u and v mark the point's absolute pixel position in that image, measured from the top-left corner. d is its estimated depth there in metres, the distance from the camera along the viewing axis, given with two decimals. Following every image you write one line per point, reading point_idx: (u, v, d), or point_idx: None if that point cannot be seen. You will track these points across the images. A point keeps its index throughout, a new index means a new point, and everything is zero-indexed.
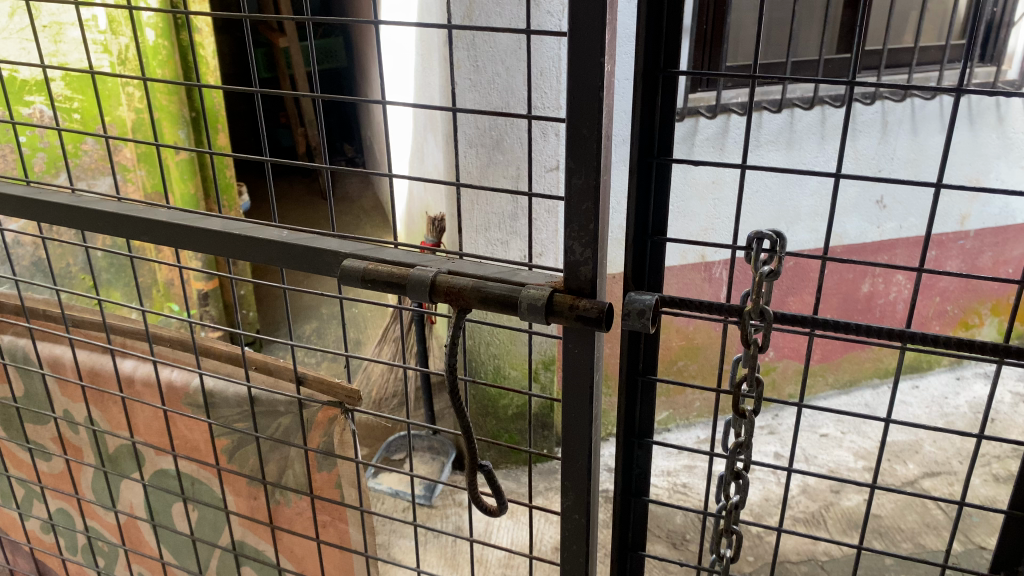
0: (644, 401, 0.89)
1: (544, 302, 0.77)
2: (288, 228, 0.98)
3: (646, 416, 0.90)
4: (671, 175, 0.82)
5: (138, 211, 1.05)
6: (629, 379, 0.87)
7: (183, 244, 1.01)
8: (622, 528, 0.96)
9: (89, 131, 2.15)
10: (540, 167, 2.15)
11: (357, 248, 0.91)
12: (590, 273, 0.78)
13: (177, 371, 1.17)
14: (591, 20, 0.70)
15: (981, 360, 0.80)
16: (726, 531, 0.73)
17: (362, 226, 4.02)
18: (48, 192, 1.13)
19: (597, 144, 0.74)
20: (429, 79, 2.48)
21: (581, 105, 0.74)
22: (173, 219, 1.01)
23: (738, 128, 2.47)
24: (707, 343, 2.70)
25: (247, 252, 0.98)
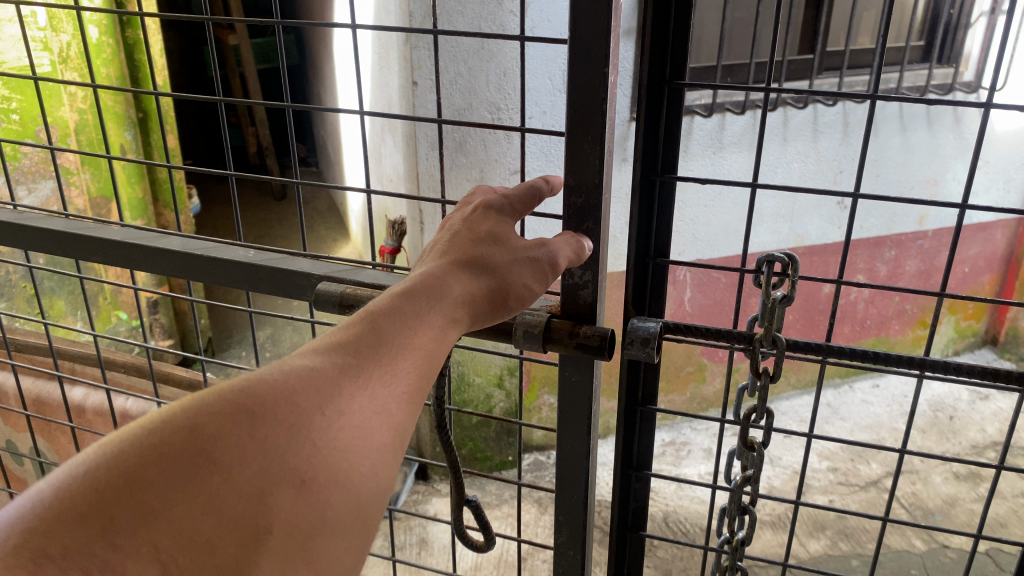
0: (644, 431, 0.85)
1: (542, 329, 0.78)
2: (254, 248, 0.94)
3: (644, 449, 0.86)
4: (674, 193, 0.79)
5: (88, 229, 1.00)
6: (628, 410, 0.83)
7: (139, 263, 0.96)
8: (617, 563, 0.92)
9: (28, 133, 2.07)
10: (504, 169, 2.17)
11: (332, 270, 0.88)
12: (589, 297, 0.79)
13: (131, 401, 1.40)
14: (593, 30, 0.70)
15: (1002, 389, 0.78)
16: (731, 568, 0.68)
17: (317, 229, 3.94)
18: None
19: (598, 162, 0.75)
20: (386, 78, 2.42)
21: (581, 118, 0.74)
22: (127, 238, 0.96)
23: (702, 130, 2.44)
24: (672, 346, 2.69)
25: (211, 274, 0.94)
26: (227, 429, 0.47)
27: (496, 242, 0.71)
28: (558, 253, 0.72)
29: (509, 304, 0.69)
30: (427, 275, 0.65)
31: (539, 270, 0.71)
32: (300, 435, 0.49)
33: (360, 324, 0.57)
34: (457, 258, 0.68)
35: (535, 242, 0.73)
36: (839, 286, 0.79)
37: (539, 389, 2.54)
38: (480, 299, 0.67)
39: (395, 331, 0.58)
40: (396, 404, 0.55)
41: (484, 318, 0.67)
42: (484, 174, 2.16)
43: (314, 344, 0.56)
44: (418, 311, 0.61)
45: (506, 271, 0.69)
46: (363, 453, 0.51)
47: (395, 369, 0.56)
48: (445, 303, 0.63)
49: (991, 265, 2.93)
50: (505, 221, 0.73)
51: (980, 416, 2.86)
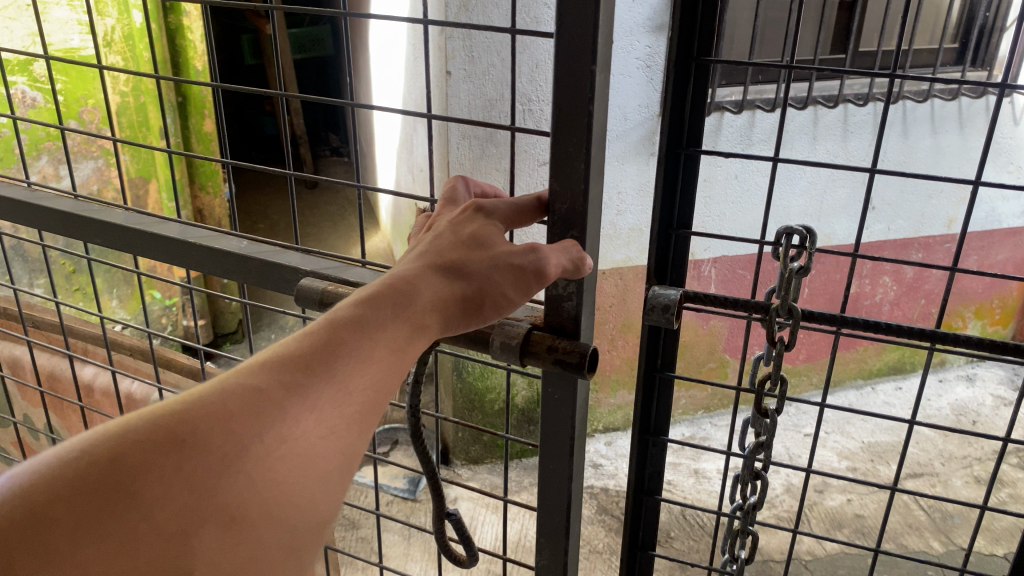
0: (661, 397, 0.89)
1: (519, 342, 0.83)
2: (248, 239, 1.04)
3: (662, 413, 0.89)
4: (698, 168, 0.82)
5: (96, 211, 1.11)
6: (647, 376, 0.87)
7: (140, 247, 1.07)
8: (632, 530, 0.96)
9: (72, 114, 2.18)
10: (534, 161, 2.23)
11: (318, 265, 0.97)
12: (573, 308, 0.84)
13: (138, 385, 1.48)
14: (581, 28, 0.74)
15: (1011, 361, 0.80)
16: (742, 532, 0.71)
17: (348, 217, 4.01)
18: (12, 188, 1.19)
19: (583, 164, 0.79)
20: (420, 70, 2.47)
21: (567, 117, 0.78)
22: (129, 223, 1.07)
23: (731, 127, 2.46)
24: (696, 341, 2.73)
25: (205, 261, 1.04)
26: (150, 463, 0.48)
27: (478, 247, 0.73)
28: (544, 265, 0.74)
29: (484, 312, 0.71)
30: (400, 277, 0.67)
31: (523, 280, 0.73)
32: (232, 466, 0.50)
33: (322, 330, 0.59)
34: (435, 261, 0.70)
35: (526, 247, 0.74)
36: (853, 262, 0.82)
37: None
38: (454, 307, 0.69)
39: (357, 340, 0.60)
40: (342, 428, 0.56)
41: (457, 323, 0.69)
42: (514, 164, 2.21)
43: (267, 354, 0.57)
44: (383, 320, 0.62)
45: (485, 279, 0.71)
46: (301, 483, 0.53)
47: (349, 384, 0.58)
48: (415, 311, 0.65)
49: (1019, 270, 2.91)
50: (490, 226, 0.75)
51: (1003, 421, 2.85)
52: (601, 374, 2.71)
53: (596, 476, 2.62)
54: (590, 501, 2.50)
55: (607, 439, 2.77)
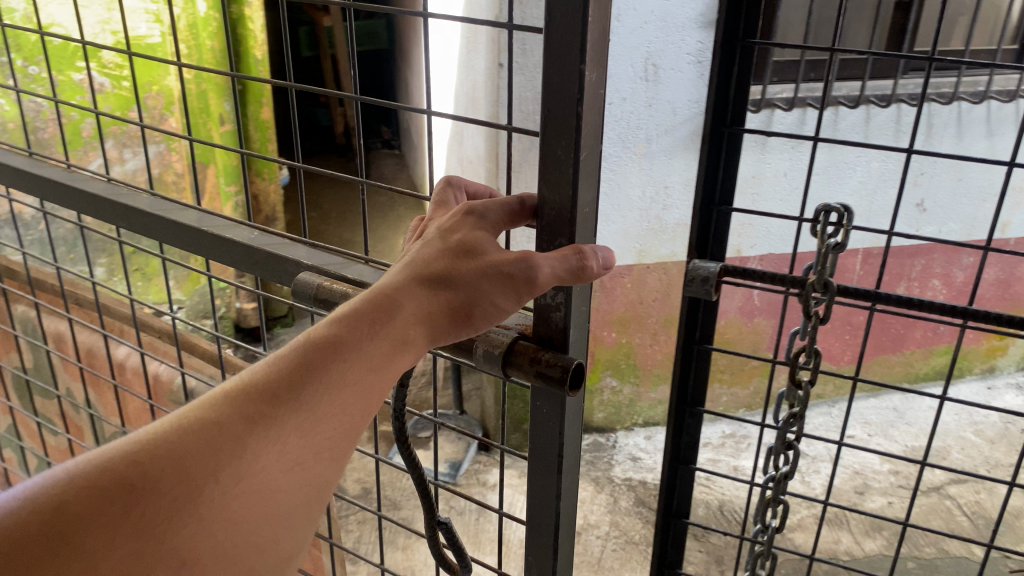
0: (699, 369, 0.96)
1: (502, 351, 0.81)
2: (258, 230, 1.08)
3: (699, 385, 0.97)
4: (740, 144, 0.89)
5: (125, 195, 1.18)
6: (686, 347, 0.95)
7: (162, 232, 1.13)
8: (667, 497, 1.03)
9: (137, 99, 2.27)
10: None
11: (319, 259, 1.00)
12: (560, 319, 0.80)
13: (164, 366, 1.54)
14: (568, 22, 0.70)
15: None
16: (773, 502, 0.74)
17: (398, 208, 4.09)
18: (56, 170, 1.28)
19: (573, 167, 0.74)
20: (473, 63, 2.53)
21: (554, 118, 0.74)
22: (152, 209, 1.14)
23: (782, 124, 2.47)
24: (738, 339, 2.74)
25: (216, 249, 1.09)
26: (103, 508, 0.52)
27: (466, 255, 0.72)
28: (536, 273, 0.70)
29: (470, 324, 0.71)
30: (381, 292, 0.69)
31: (512, 288, 0.71)
32: (184, 508, 0.54)
33: (289, 363, 0.62)
34: (419, 276, 0.71)
35: (516, 255, 0.71)
36: (889, 240, 0.84)
37: (602, 372, 2.72)
38: (434, 325, 0.70)
39: (324, 372, 0.62)
40: (301, 464, 0.60)
41: (444, 334, 0.71)
42: None
43: (239, 384, 0.61)
44: (355, 344, 0.64)
45: (471, 291, 0.70)
46: (260, 515, 0.57)
47: (312, 417, 0.61)
48: (388, 333, 0.66)
49: None
50: (482, 234, 0.74)
51: None
52: (642, 368, 2.73)
53: (634, 469, 2.64)
54: (627, 493, 2.53)
55: (647, 434, 2.79)
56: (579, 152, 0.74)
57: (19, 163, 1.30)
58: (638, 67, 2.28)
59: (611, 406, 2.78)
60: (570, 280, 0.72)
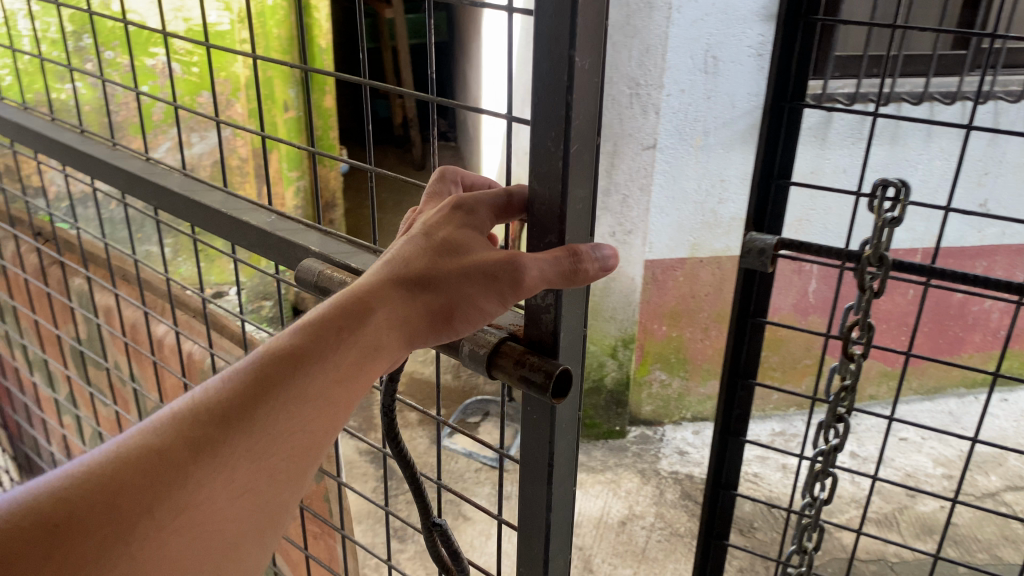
0: (752, 339, 1.01)
1: (487, 351, 0.76)
2: (277, 215, 1.09)
3: (752, 356, 1.01)
4: (801, 119, 0.94)
5: (161, 176, 1.22)
6: (740, 319, 0.99)
7: (190, 213, 1.16)
8: (718, 466, 1.08)
9: (206, 86, 2.35)
10: (638, 144, 2.35)
11: (329, 247, 0.99)
12: (549, 322, 0.75)
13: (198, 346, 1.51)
14: (556, 8, 0.65)
15: None
16: (822, 474, 0.76)
17: None
18: (104, 150, 1.32)
19: (563, 164, 0.70)
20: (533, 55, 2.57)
21: (545, 109, 0.70)
22: (182, 192, 1.16)
23: (843, 120, 2.45)
24: (792, 336, 2.73)
25: (238, 230, 1.10)
26: (30, 545, 0.48)
27: (448, 256, 0.69)
28: (521, 275, 0.66)
29: (453, 324, 0.69)
30: (354, 297, 0.65)
31: (495, 290, 0.67)
32: (122, 538, 0.50)
33: (249, 376, 0.58)
34: (398, 278, 0.67)
35: (500, 255, 0.67)
36: (945, 218, 0.86)
37: (651, 364, 2.73)
38: (412, 328, 0.67)
39: (287, 382, 0.59)
40: (260, 481, 0.56)
41: (422, 337, 0.68)
42: (617, 147, 2.33)
43: (182, 408, 0.56)
44: (320, 352, 0.61)
45: (452, 295, 0.68)
46: (211, 544, 0.53)
47: (272, 432, 0.57)
48: (359, 340, 0.63)
49: None
50: (467, 232, 0.70)
51: None
52: (692, 362, 2.72)
53: (681, 462, 2.64)
54: (674, 486, 2.53)
55: (695, 429, 2.78)
56: (565, 145, 0.69)
57: (72, 142, 1.36)
58: (698, 59, 2.29)
59: (659, 399, 2.79)
60: (559, 281, 0.67)
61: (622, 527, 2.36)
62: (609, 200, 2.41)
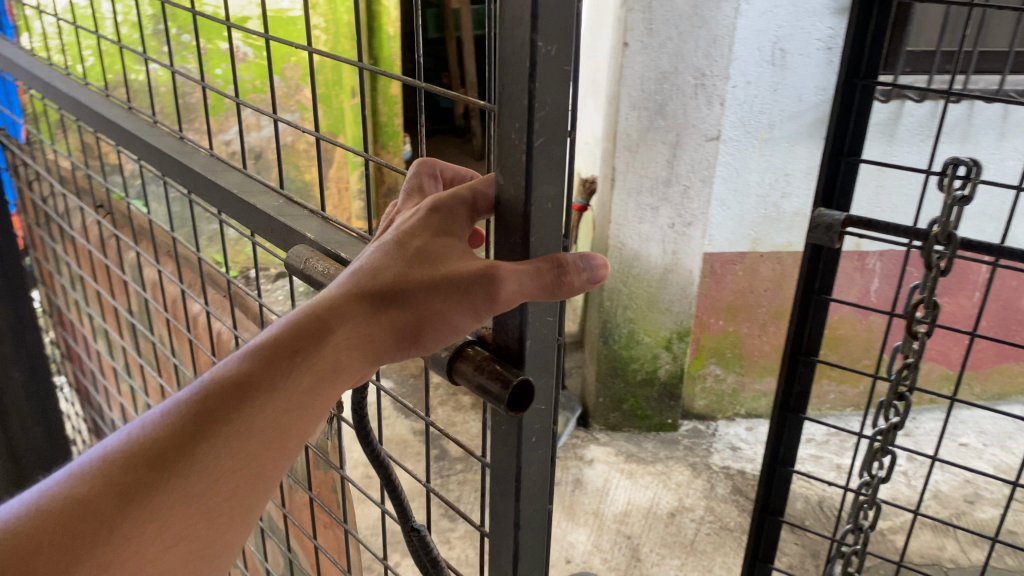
0: (815, 319, 1.09)
1: (449, 355, 0.71)
2: (286, 199, 1.03)
3: (814, 335, 1.09)
4: (874, 97, 0.98)
5: (187, 155, 1.19)
6: (805, 297, 1.08)
7: (207, 191, 1.12)
8: (777, 440, 1.16)
9: (277, 70, 2.41)
10: (701, 136, 2.30)
11: (324, 234, 0.92)
12: (513, 327, 0.68)
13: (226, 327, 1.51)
14: None
15: None
16: (880, 451, 0.79)
17: None
18: (139, 125, 1.31)
19: (526, 159, 0.62)
20: (597, 44, 2.58)
21: (509, 99, 0.62)
22: (203, 170, 1.13)
23: (913, 116, 2.40)
24: (852, 335, 2.69)
25: (247, 212, 1.05)
26: None
27: (419, 266, 0.62)
28: (497, 288, 0.59)
29: (425, 341, 0.62)
30: (310, 318, 0.61)
31: (468, 305, 0.60)
32: None
33: (188, 412, 0.56)
34: (360, 295, 0.62)
35: (473, 266, 0.61)
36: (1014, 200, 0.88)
37: (706, 358, 2.71)
38: (379, 346, 0.62)
39: (228, 417, 0.56)
40: (199, 520, 0.53)
41: (391, 355, 0.63)
42: (681, 137, 2.29)
43: (121, 444, 0.54)
44: (262, 386, 0.58)
45: (422, 310, 0.61)
46: None
47: (209, 470, 0.54)
48: (311, 367, 0.59)
49: None
50: (445, 237, 0.64)
51: None
52: (748, 358, 2.70)
53: (733, 458, 2.62)
54: (724, 481, 2.52)
55: (748, 425, 2.76)
56: (529, 138, 0.61)
57: (115, 118, 1.35)
58: (766, 51, 2.29)
59: (713, 394, 2.77)
60: (540, 294, 0.61)
61: (671, 518, 2.37)
62: (670, 191, 2.35)
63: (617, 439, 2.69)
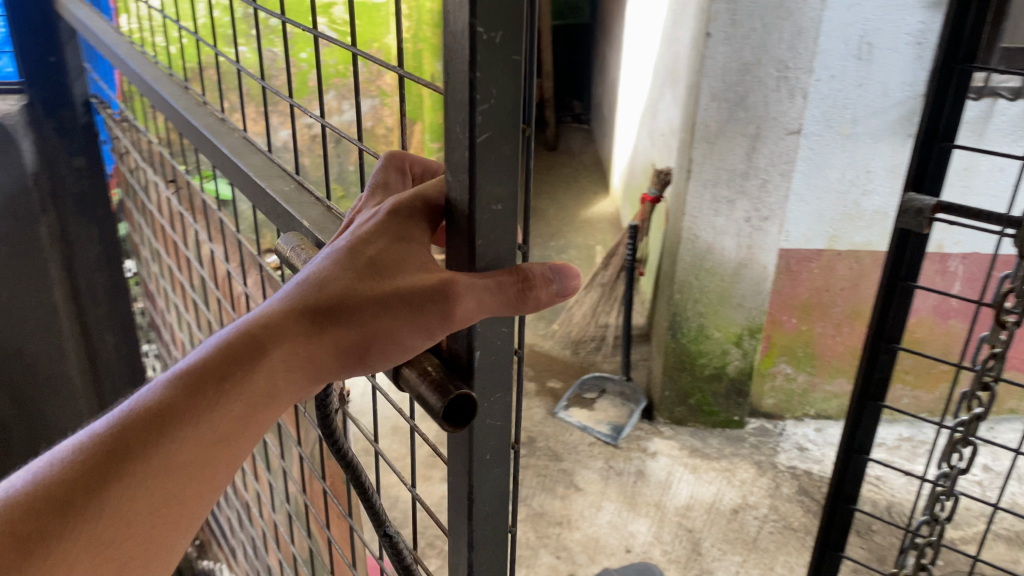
0: (900, 307, 1.08)
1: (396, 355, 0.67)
2: (297, 183, 1.00)
3: (897, 324, 1.09)
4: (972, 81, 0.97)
5: (223, 134, 1.18)
6: (890, 283, 1.07)
7: (233, 172, 1.11)
8: (853, 428, 1.16)
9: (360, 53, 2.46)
10: (781, 129, 2.28)
11: (319, 221, 0.88)
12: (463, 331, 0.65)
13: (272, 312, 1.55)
14: None
15: None
16: (960, 442, 0.82)
17: (581, 181, 4.23)
18: (189, 103, 1.31)
19: (468, 152, 0.59)
20: (678, 34, 2.57)
21: (455, 89, 0.59)
22: (231, 151, 1.11)
23: (1005, 115, 2.33)
24: (929, 340, 2.62)
25: (261, 195, 1.03)
26: None
27: (367, 279, 0.60)
28: (447, 311, 0.59)
29: (371, 359, 0.61)
30: (250, 335, 0.60)
31: (421, 324, 0.59)
32: None
33: (117, 438, 0.55)
34: (305, 310, 0.60)
35: (422, 286, 0.59)
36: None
37: (776, 356, 2.67)
38: (324, 365, 0.61)
39: (158, 443, 0.55)
40: (128, 546, 0.53)
41: (336, 372, 0.62)
42: (761, 130, 2.27)
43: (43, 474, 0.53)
44: (205, 406, 0.57)
45: (366, 330, 0.60)
46: None
47: (137, 497, 0.54)
48: (248, 388, 0.59)
49: None
50: (397, 246, 0.62)
51: None
52: (821, 358, 2.65)
53: (800, 458, 2.59)
54: (790, 480, 2.49)
55: (817, 426, 2.72)
56: (472, 133, 0.58)
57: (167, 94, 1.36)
58: (852, 45, 2.25)
59: (782, 393, 2.73)
60: (497, 310, 0.60)
61: (734, 515, 2.35)
62: (748, 185, 2.33)
63: (681, 434, 2.68)
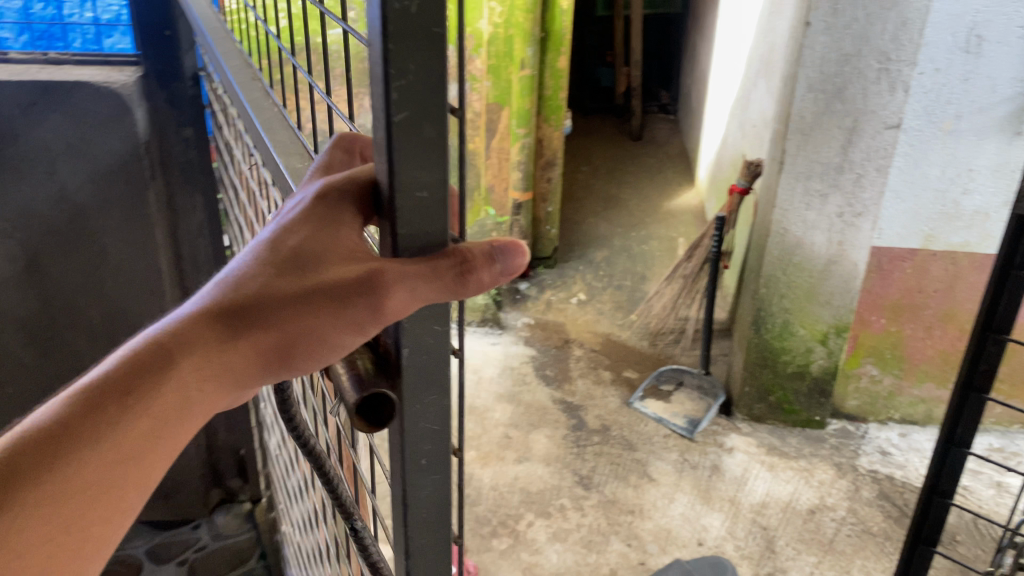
0: (1011, 295, 1.11)
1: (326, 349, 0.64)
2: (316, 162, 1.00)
3: (1006, 314, 1.12)
4: None
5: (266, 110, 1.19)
6: (1001, 271, 1.11)
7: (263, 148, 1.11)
8: (956, 417, 1.19)
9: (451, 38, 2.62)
10: (880, 123, 2.21)
11: None
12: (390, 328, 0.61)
13: None
14: None
15: None
16: None
17: (665, 172, 4.18)
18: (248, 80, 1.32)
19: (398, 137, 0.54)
20: (776, 22, 2.53)
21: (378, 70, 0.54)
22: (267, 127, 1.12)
23: None
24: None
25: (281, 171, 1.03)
26: None
27: (292, 274, 0.55)
28: (381, 300, 0.54)
29: (298, 361, 0.56)
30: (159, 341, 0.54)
31: (351, 317, 0.54)
32: None
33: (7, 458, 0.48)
34: (219, 310, 0.55)
35: (351, 276, 0.54)
36: None
37: (863, 357, 2.59)
38: (247, 368, 0.55)
39: (58, 458, 0.49)
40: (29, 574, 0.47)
41: (262, 376, 0.56)
42: (858, 123, 2.21)
43: None
44: (98, 427, 0.51)
45: (291, 328, 0.54)
46: None
47: (35, 520, 0.48)
48: (162, 392, 0.53)
49: None
50: (320, 240, 0.57)
51: None
52: (909, 361, 2.58)
53: (882, 462, 2.52)
54: (871, 484, 2.43)
55: (902, 431, 2.65)
56: (387, 111, 0.53)
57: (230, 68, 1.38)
58: (960, 37, 2.17)
59: (867, 395, 2.66)
60: (436, 295, 0.56)
61: (811, 515, 2.30)
62: (842, 179, 2.28)
63: (759, 431, 2.64)
